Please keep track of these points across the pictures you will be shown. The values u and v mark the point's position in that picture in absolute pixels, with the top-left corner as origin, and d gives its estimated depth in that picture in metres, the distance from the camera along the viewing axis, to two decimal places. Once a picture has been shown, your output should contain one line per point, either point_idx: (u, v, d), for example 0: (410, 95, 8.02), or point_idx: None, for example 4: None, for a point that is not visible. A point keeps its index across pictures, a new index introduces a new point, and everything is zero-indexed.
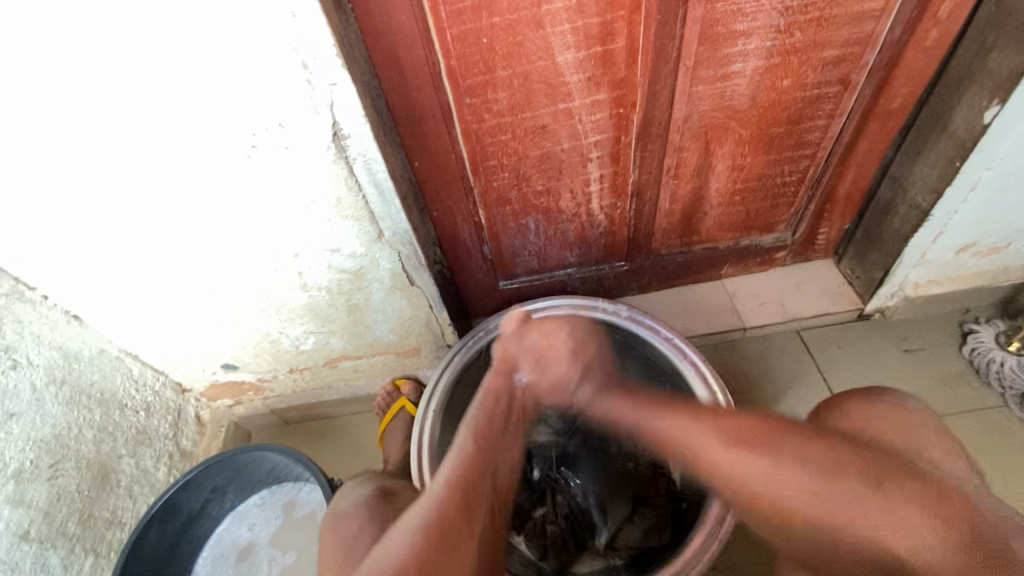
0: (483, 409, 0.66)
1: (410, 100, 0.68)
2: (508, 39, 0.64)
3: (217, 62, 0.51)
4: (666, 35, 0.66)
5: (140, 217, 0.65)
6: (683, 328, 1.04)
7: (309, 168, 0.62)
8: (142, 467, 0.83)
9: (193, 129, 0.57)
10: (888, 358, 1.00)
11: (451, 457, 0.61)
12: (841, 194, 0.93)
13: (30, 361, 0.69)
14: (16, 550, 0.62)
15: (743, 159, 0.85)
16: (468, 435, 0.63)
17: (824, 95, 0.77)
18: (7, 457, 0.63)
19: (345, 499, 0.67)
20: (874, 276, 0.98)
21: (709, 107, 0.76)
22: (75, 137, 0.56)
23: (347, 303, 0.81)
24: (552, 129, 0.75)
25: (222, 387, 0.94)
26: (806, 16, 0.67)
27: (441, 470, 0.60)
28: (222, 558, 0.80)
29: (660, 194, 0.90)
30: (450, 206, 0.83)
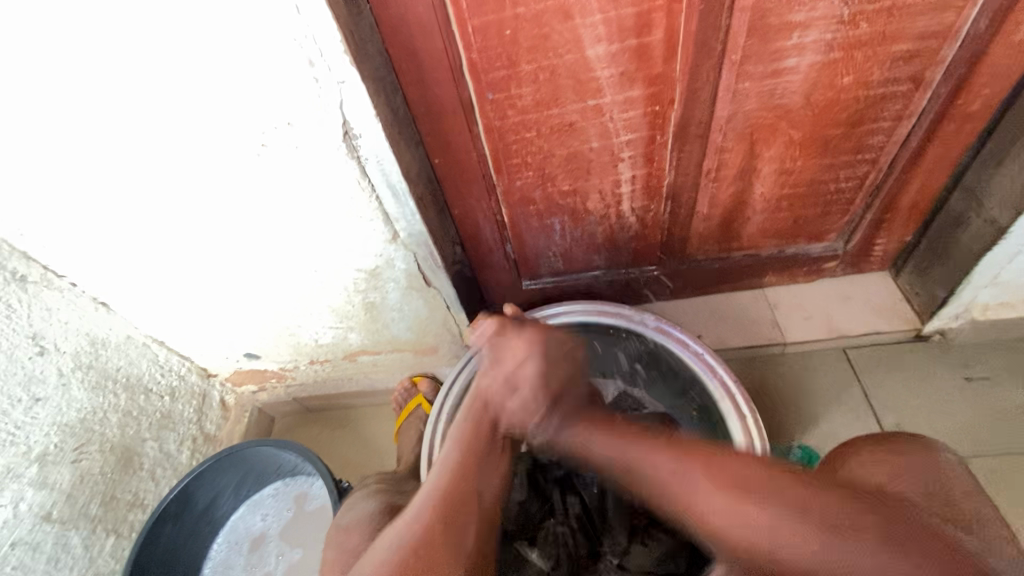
0: (472, 413, 0.64)
1: (428, 95, 0.65)
2: (534, 31, 0.59)
3: (221, 61, 0.49)
4: (709, 27, 0.60)
5: (159, 214, 0.65)
6: (716, 339, 0.98)
7: (320, 168, 0.60)
8: (165, 450, 0.86)
9: (204, 128, 0.55)
10: (945, 387, 0.91)
11: (439, 465, 0.60)
12: (905, 203, 0.84)
13: (58, 347, 0.71)
14: (39, 530, 0.67)
15: (792, 162, 0.77)
16: (455, 443, 0.61)
17: (890, 94, 0.68)
18: (31, 441, 0.67)
19: (346, 514, 0.66)
20: (936, 294, 0.88)
21: (757, 106, 0.69)
22: (90, 138, 0.56)
23: (363, 301, 0.80)
24: (580, 127, 0.70)
25: (245, 374, 0.95)
26: (875, 5, 0.58)
27: (426, 485, 0.58)
28: (236, 545, 0.83)
29: (698, 197, 0.83)
30: (471, 204, 0.80)
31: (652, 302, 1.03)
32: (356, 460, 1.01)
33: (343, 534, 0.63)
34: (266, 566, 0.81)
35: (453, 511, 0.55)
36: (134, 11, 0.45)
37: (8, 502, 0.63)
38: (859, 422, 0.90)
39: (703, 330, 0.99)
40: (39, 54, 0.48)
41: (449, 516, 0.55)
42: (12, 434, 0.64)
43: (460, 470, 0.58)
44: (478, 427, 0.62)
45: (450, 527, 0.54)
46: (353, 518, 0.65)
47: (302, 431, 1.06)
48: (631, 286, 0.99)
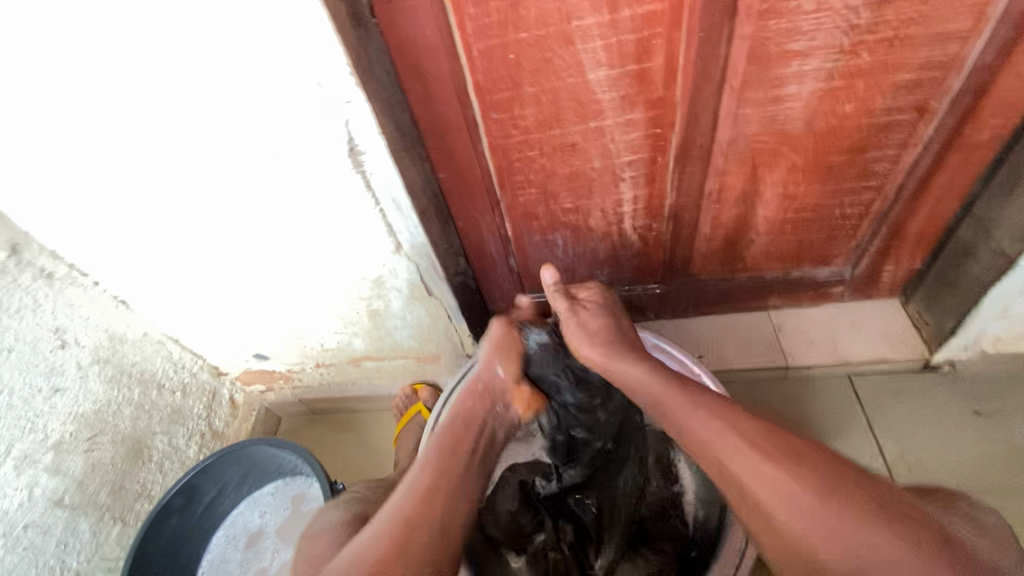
0: (447, 433, 0.66)
1: (435, 113, 0.67)
2: (537, 55, 0.61)
3: (236, 81, 0.53)
4: (709, 54, 0.61)
5: (176, 221, 0.69)
6: (717, 359, 0.97)
7: (327, 182, 0.63)
8: (174, 444, 0.89)
9: (218, 141, 0.59)
10: (952, 420, 0.89)
11: (405, 485, 0.60)
12: (913, 230, 0.83)
13: (78, 341, 0.75)
14: (50, 514, 0.70)
15: (795, 187, 0.77)
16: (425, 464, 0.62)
17: (895, 122, 0.68)
18: (50, 429, 0.71)
19: (317, 520, 0.66)
20: (945, 324, 0.87)
21: (759, 130, 0.70)
22: (116, 148, 0.60)
23: (367, 308, 0.82)
24: (582, 147, 0.72)
25: (254, 373, 0.99)
26: (876, 36, 0.59)
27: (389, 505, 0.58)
28: (234, 540, 0.86)
29: (700, 218, 0.83)
30: (475, 218, 0.82)
31: (655, 320, 1.03)
32: (356, 463, 1.03)
33: (309, 543, 0.63)
34: (262, 562, 0.83)
35: (412, 524, 0.55)
36: (156, 33, 0.49)
37: (23, 486, 0.67)
38: (859, 452, 0.89)
39: (705, 350, 0.98)
40: (84, 79, 0.53)
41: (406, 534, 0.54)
42: (32, 421, 0.68)
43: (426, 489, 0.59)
44: (447, 448, 0.64)
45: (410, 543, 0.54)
46: (322, 526, 0.65)
47: (306, 432, 1.08)
48: (634, 303, 1.00)
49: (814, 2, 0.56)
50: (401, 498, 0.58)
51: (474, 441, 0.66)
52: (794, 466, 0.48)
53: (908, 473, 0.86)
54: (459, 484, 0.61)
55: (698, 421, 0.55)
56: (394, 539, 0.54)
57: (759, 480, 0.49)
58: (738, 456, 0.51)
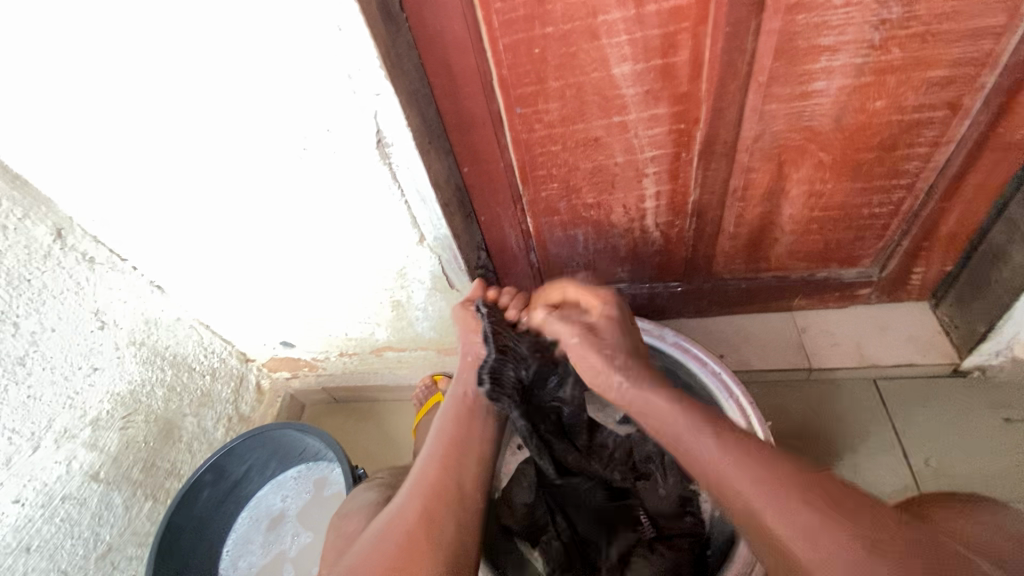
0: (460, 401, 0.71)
1: (460, 107, 0.68)
2: (562, 50, 0.62)
3: (271, 74, 0.55)
4: (735, 49, 0.60)
5: (210, 208, 0.71)
6: (738, 360, 0.96)
7: (353, 171, 0.64)
8: (202, 426, 0.92)
9: (251, 132, 0.61)
10: (981, 427, 0.87)
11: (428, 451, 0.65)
12: (944, 232, 0.81)
13: (116, 323, 0.78)
14: (86, 487, 0.73)
15: (822, 185, 0.76)
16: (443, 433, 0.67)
17: (926, 119, 0.67)
18: (87, 406, 0.74)
19: (352, 500, 0.69)
20: (976, 328, 0.84)
21: (785, 127, 0.69)
22: (155, 138, 0.63)
23: (390, 298, 0.84)
24: (605, 142, 0.72)
25: (280, 361, 1.01)
26: (908, 30, 0.58)
27: (409, 479, 0.63)
28: (256, 522, 0.89)
29: (724, 216, 0.83)
30: (498, 212, 0.83)
31: (675, 318, 1.03)
32: (375, 453, 1.05)
33: (344, 520, 0.66)
34: (281, 545, 0.86)
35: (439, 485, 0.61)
36: (196, 25, 0.51)
37: (62, 460, 0.70)
38: (883, 458, 0.87)
39: (727, 350, 0.98)
40: (129, 71, 0.56)
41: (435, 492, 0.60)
42: (71, 398, 0.72)
43: (439, 461, 0.63)
44: (456, 420, 0.68)
45: (429, 511, 0.58)
46: (355, 505, 0.68)
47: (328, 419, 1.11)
48: (655, 301, 0.99)
49: None
50: (421, 471, 0.63)
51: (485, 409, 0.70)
52: (791, 481, 0.49)
53: (935, 481, 0.84)
54: (471, 455, 0.65)
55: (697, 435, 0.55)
56: (418, 508, 0.58)
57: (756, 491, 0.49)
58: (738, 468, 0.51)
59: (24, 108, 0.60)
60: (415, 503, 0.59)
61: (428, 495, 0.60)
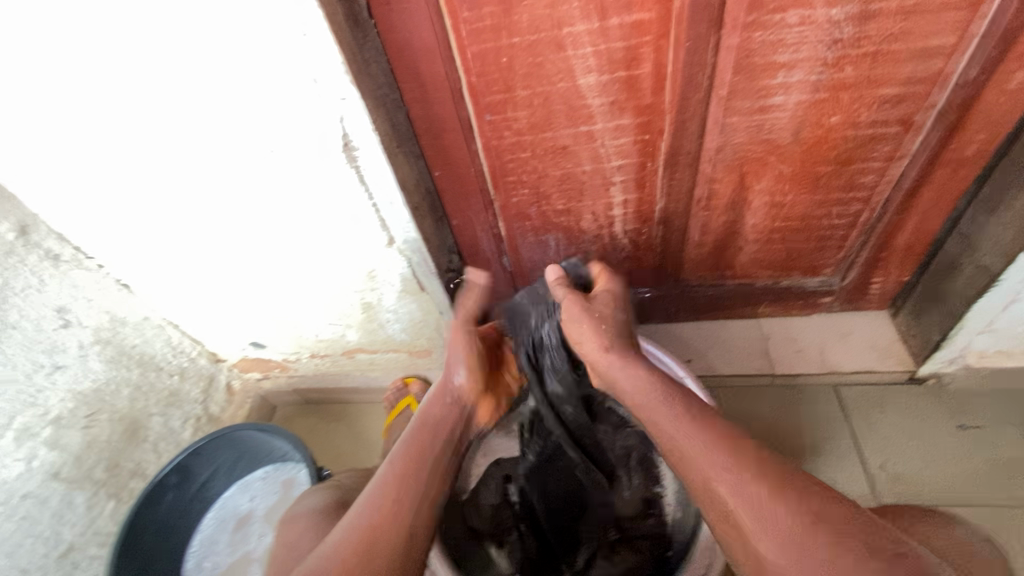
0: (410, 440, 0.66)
1: (430, 113, 0.69)
2: (529, 59, 0.63)
3: (237, 76, 0.55)
4: (696, 64, 0.62)
5: (178, 208, 0.71)
6: (705, 365, 0.99)
7: (320, 174, 0.65)
8: (169, 426, 0.92)
9: (217, 133, 0.61)
10: (936, 433, 0.90)
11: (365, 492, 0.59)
12: (900, 244, 0.84)
13: (81, 322, 0.78)
14: (46, 486, 0.73)
15: (783, 197, 0.79)
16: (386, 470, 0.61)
17: (880, 135, 0.69)
18: (49, 404, 0.73)
19: (298, 504, 0.70)
20: (930, 338, 0.87)
21: (745, 139, 0.71)
22: (121, 138, 0.62)
23: (361, 301, 0.84)
24: (573, 150, 0.74)
25: (251, 361, 1.01)
26: (859, 50, 0.60)
27: (360, 500, 0.58)
28: (223, 522, 0.89)
29: (690, 224, 0.85)
30: (469, 216, 0.84)
31: (645, 323, 1.05)
32: (347, 454, 1.05)
33: (288, 526, 0.67)
34: (247, 545, 0.86)
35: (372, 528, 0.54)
36: (161, 26, 0.51)
37: (22, 458, 0.70)
38: (842, 464, 0.89)
39: (694, 355, 1.00)
40: (94, 71, 0.56)
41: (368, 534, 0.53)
42: (32, 396, 0.71)
43: (383, 499, 0.57)
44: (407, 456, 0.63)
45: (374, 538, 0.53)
46: (301, 509, 0.69)
47: (300, 421, 1.11)
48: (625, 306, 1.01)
49: (798, 16, 0.58)
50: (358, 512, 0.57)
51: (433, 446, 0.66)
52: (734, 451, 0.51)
53: (891, 486, 0.86)
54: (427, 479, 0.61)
55: (672, 427, 0.56)
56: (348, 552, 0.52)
57: (715, 469, 0.50)
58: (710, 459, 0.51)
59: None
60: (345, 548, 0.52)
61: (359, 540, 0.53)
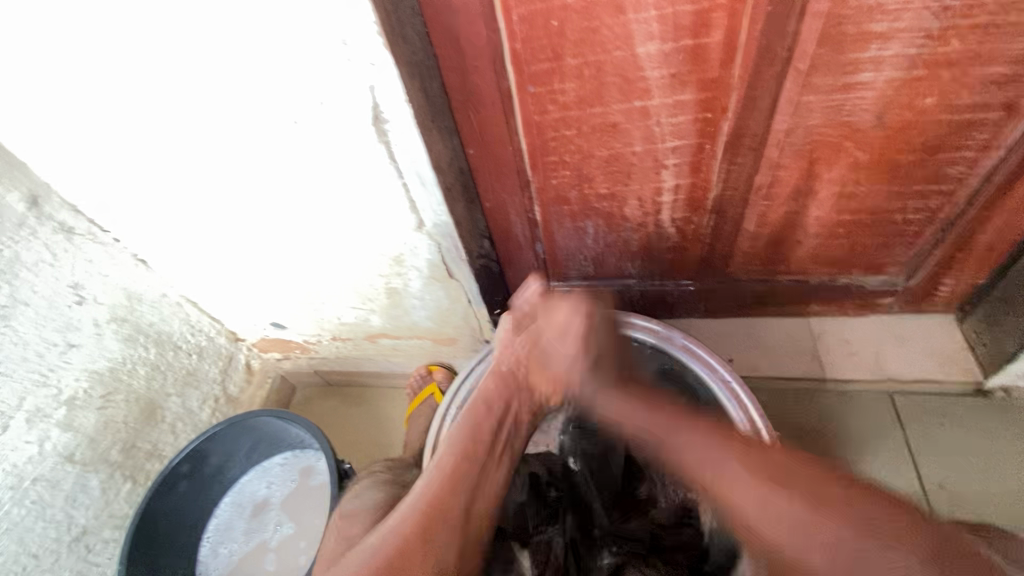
0: (465, 430, 0.61)
1: (467, 84, 0.62)
2: (583, 24, 0.55)
3: (257, 40, 0.49)
4: (775, 32, 0.54)
5: (195, 181, 0.67)
6: (747, 366, 0.92)
7: (347, 149, 0.59)
8: (187, 407, 0.89)
9: (237, 103, 0.56)
10: (1000, 451, 0.82)
11: (418, 487, 0.57)
12: (981, 243, 0.75)
13: (96, 299, 0.74)
14: (60, 469, 0.70)
15: (855, 187, 0.71)
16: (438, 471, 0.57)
17: (979, 120, 0.61)
18: (63, 384, 0.71)
19: (350, 501, 0.65)
20: (1006, 348, 0.79)
21: (820, 121, 0.63)
22: (134, 104, 0.58)
23: (386, 286, 0.80)
24: (623, 129, 0.66)
25: (271, 342, 0.98)
26: (972, 19, 0.52)
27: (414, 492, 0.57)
28: (239, 508, 0.86)
29: (745, 214, 0.77)
30: (504, 198, 0.77)
31: (684, 318, 0.98)
32: (367, 440, 1.02)
33: (345, 521, 0.62)
34: (264, 534, 0.84)
35: (429, 521, 0.53)
36: None
37: (34, 440, 0.67)
38: (895, 477, 0.83)
39: (737, 355, 0.93)
40: (103, 29, 0.50)
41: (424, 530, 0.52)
42: (44, 375, 0.68)
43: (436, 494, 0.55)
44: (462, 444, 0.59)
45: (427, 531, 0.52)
46: (356, 506, 0.64)
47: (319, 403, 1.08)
48: (665, 300, 0.94)
49: None
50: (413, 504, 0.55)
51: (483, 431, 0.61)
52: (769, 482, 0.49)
53: (948, 505, 0.80)
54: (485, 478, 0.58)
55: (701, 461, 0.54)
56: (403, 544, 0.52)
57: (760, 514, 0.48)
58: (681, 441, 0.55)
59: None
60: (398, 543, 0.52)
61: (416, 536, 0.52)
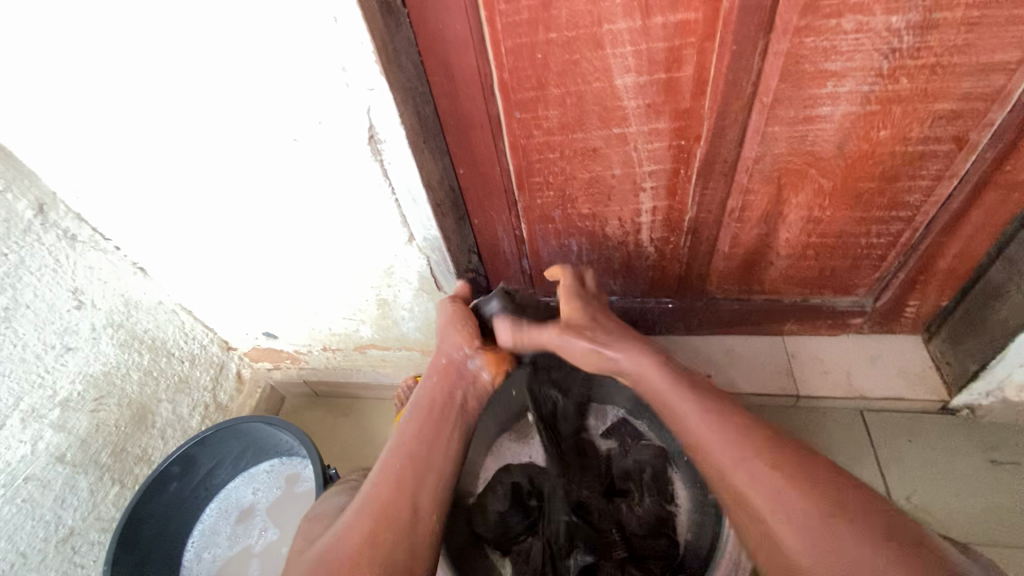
0: (419, 412, 0.64)
1: (458, 108, 0.67)
2: (565, 57, 0.60)
3: (262, 63, 0.54)
4: (740, 68, 0.59)
5: (196, 193, 0.70)
6: (725, 382, 0.95)
7: (343, 166, 0.63)
8: (177, 413, 0.91)
9: (241, 121, 0.60)
10: (965, 468, 0.86)
11: (372, 477, 0.59)
12: (941, 267, 0.80)
13: (94, 304, 0.77)
14: (51, 469, 0.72)
15: (821, 212, 0.75)
16: (393, 458, 0.60)
17: (931, 153, 0.66)
18: (58, 386, 0.72)
19: (321, 504, 0.67)
20: (967, 366, 0.83)
21: (786, 150, 0.68)
22: (144, 120, 0.61)
23: (376, 297, 0.83)
24: (603, 153, 0.71)
25: (262, 351, 1.00)
26: (917, 61, 0.57)
27: (361, 492, 0.58)
28: (225, 514, 0.88)
29: (720, 235, 0.82)
30: (491, 216, 0.81)
31: (665, 335, 1.01)
32: (354, 450, 1.04)
33: (312, 524, 0.63)
34: (248, 538, 0.85)
35: (384, 511, 0.56)
36: None
37: (28, 440, 0.69)
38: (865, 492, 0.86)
39: (715, 371, 0.96)
40: (118, 50, 0.54)
41: (378, 520, 0.55)
42: (41, 377, 0.70)
43: (392, 481, 0.58)
44: (419, 431, 0.62)
45: (381, 523, 0.55)
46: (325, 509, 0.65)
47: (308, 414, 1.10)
48: (646, 316, 0.98)
49: (855, 23, 0.54)
50: (371, 491, 0.58)
51: (438, 416, 0.64)
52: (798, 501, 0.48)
53: (915, 518, 0.82)
54: (428, 475, 0.59)
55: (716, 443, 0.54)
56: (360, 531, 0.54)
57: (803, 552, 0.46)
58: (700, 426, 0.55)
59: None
60: (359, 529, 0.55)
61: (371, 525, 0.55)
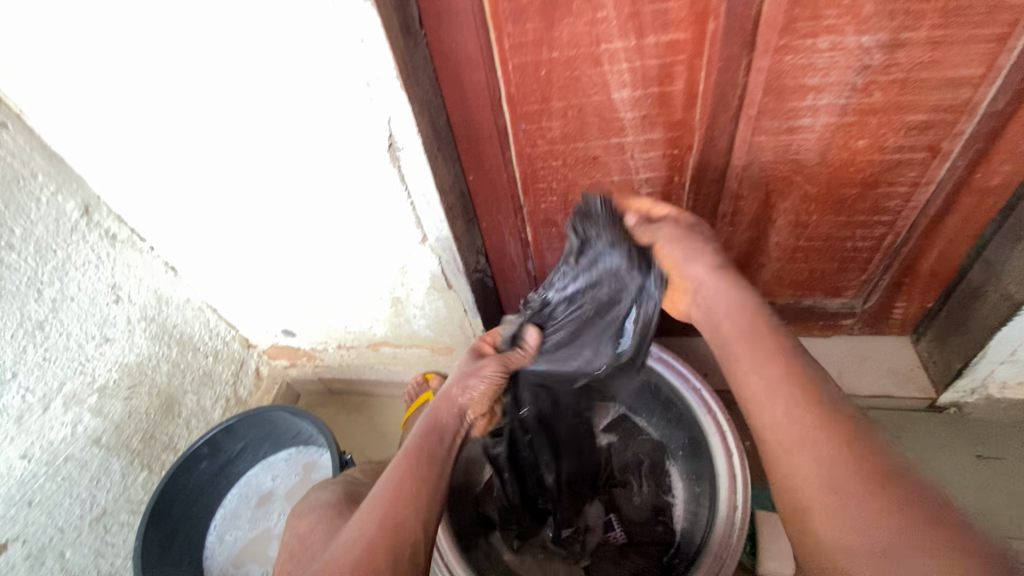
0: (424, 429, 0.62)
1: (470, 119, 0.73)
2: (567, 73, 0.66)
3: (293, 78, 0.60)
4: (727, 83, 0.65)
5: (228, 197, 0.76)
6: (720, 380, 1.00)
7: (365, 173, 0.69)
8: (201, 405, 0.96)
9: (271, 131, 0.66)
10: (952, 460, 0.89)
11: (382, 480, 0.56)
12: (924, 270, 0.85)
13: (131, 298, 0.83)
14: (88, 451, 0.77)
15: (807, 216, 0.80)
16: (401, 462, 0.57)
17: (906, 161, 0.71)
18: (97, 372, 0.78)
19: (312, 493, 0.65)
20: (953, 365, 0.87)
21: (772, 158, 0.73)
22: (184, 130, 0.68)
23: (390, 294, 0.88)
24: (602, 161, 0.76)
25: (280, 349, 1.06)
26: (888, 77, 0.62)
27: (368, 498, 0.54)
28: (245, 499, 0.94)
29: (713, 238, 0.87)
30: (498, 220, 0.87)
31: (663, 336, 1.06)
32: (365, 444, 1.09)
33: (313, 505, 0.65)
34: (268, 521, 0.90)
35: (401, 508, 0.52)
36: (225, 20, 0.55)
37: (68, 422, 0.75)
38: None
39: (712, 370, 1.01)
40: (165, 67, 0.60)
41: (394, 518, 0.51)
42: (81, 364, 0.76)
43: (407, 480, 0.55)
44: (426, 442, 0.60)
45: (399, 518, 0.52)
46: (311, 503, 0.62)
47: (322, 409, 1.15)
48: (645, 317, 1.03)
49: (828, 42, 0.60)
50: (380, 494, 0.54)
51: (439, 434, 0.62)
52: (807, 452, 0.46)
53: None
54: (438, 477, 0.57)
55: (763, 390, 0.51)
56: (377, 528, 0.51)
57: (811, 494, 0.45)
58: (762, 409, 0.50)
59: (48, 82, 0.64)
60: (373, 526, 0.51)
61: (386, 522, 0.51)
